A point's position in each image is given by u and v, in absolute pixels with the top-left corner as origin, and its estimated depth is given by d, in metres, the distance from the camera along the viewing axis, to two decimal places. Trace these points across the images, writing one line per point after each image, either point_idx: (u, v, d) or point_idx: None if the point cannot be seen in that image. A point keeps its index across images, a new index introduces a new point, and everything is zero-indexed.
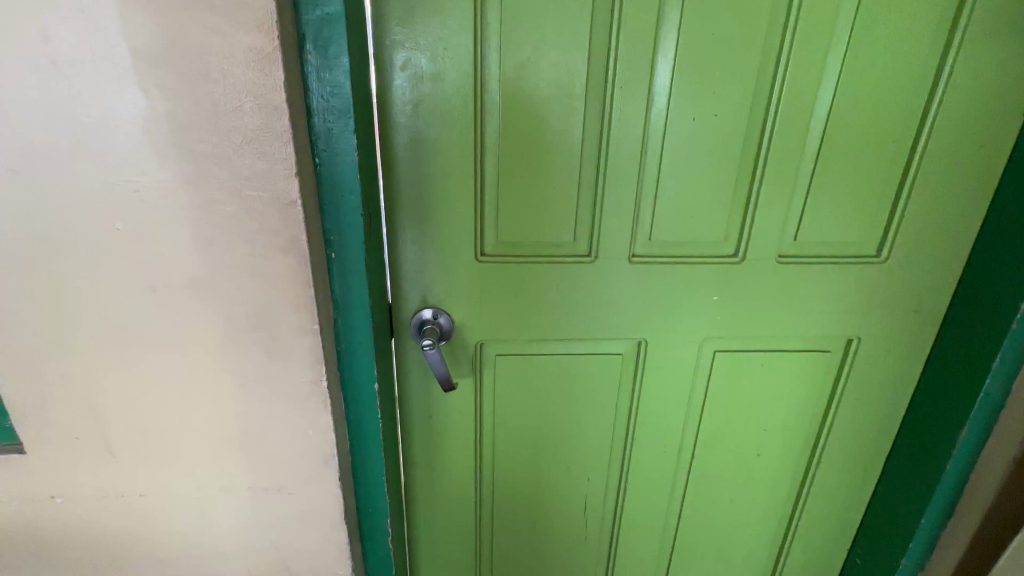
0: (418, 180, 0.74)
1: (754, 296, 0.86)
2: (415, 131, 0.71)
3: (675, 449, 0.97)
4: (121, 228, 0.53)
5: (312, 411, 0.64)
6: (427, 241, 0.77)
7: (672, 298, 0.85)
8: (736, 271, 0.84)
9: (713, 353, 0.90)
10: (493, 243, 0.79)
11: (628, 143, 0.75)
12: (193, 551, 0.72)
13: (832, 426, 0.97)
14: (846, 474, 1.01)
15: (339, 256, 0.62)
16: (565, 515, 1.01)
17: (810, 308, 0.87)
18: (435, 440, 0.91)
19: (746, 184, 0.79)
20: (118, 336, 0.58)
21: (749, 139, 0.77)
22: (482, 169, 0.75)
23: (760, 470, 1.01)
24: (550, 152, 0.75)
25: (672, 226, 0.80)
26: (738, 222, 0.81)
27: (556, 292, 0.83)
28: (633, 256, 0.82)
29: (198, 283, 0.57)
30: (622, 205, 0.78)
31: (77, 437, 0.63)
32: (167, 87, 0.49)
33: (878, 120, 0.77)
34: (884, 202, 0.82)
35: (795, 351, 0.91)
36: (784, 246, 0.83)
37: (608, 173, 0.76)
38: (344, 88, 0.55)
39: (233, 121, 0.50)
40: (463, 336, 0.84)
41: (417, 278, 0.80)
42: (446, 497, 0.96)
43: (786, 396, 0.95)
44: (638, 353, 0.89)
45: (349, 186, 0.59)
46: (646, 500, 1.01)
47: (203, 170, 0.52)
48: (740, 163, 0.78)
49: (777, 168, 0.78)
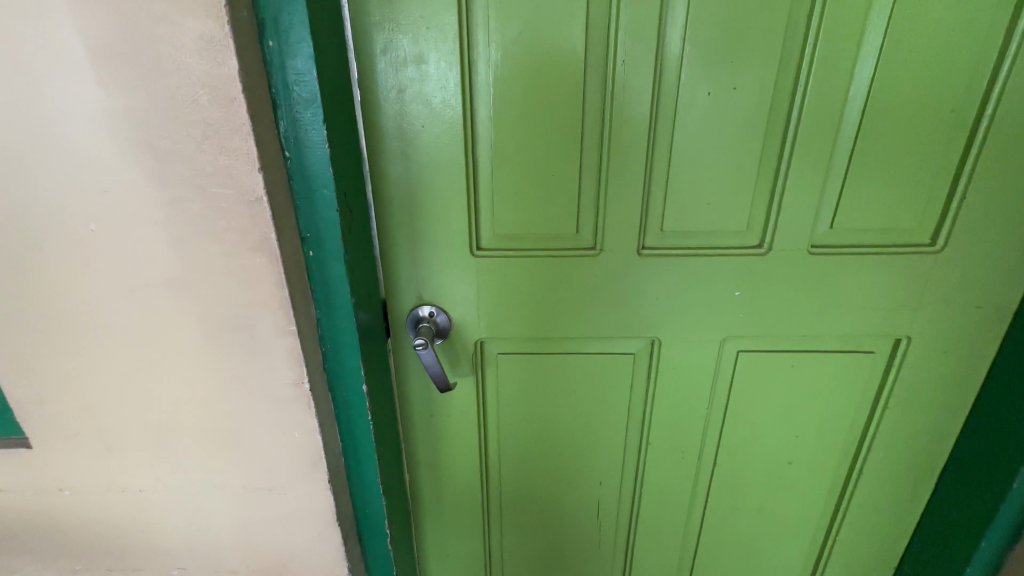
0: (407, 172, 0.70)
1: (783, 292, 0.77)
2: (402, 119, 0.67)
3: (696, 453, 0.90)
4: (95, 229, 0.53)
5: (296, 412, 0.63)
6: (419, 236, 0.73)
7: (689, 295, 0.77)
8: (762, 264, 0.75)
9: (737, 354, 0.82)
10: (490, 236, 0.74)
11: (635, 125, 0.68)
12: (196, 547, 0.73)
13: (876, 435, 0.87)
14: (892, 486, 0.91)
15: (318, 254, 0.59)
16: (578, 521, 0.96)
17: (850, 305, 0.78)
18: (438, 440, 0.88)
19: (772, 166, 0.70)
20: (104, 336, 0.58)
21: (776, 115, 0.68)
22: (475, 157, 0.70)
23: (791, 479, 0.92)
24: (547, 137, 0.69)
25: (687, 215, 0.73)
26: (763, 210, 0.72)
27: (559, 289, 0.77)
28: (643, 249, 0.75)
29: (174, 284, 0.56)
30: (629, 194, 0.71)
31: (76, 434, 0.64)
32: (123, 83, 0.47)
33: (934, 86, 0.66)
34: (941, 182, 0.71)
35: (832, 351, 0.81)
36: (818, 235, 0.74)
37: (611, 159, 0.70)
38: (309, 75, 0.51)
39: (191, 115, 0.48)
40: (461, 334, 0.80)
41: (411, 275, 0.76)
42: (452, 498, 0.93)
43: (821, 400, 0.85)
44: (651, 352, 0.82)
45: (323, 181, 0.56)
46: (664, 507, 0.95)
47: (167, 168, 0.50)
48: (766, 142, 0.69)
49: (810, 146, 0.69)
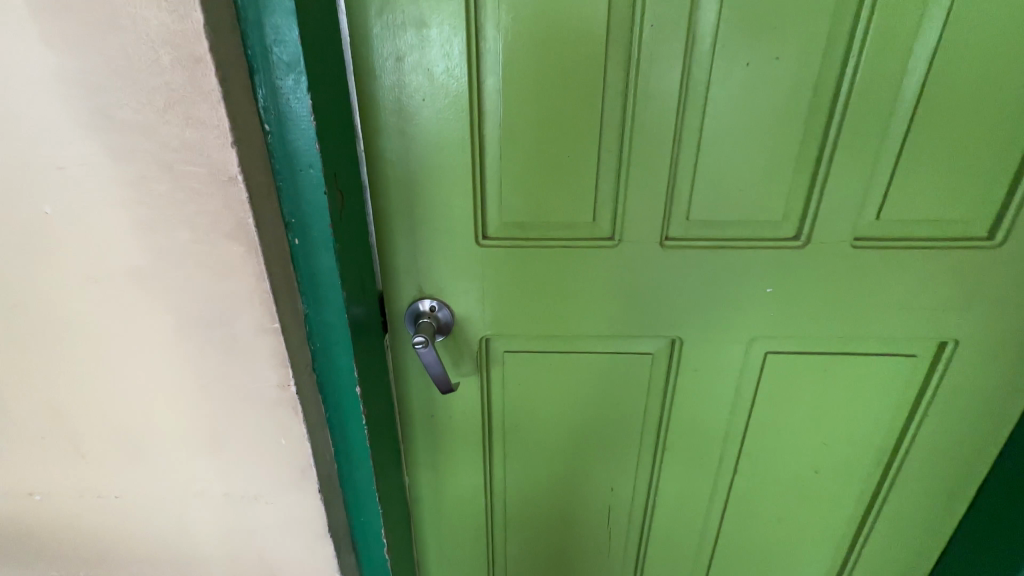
0: (406, 152, 0.63)
1: (820, 288, 0.70)
2: (401, 92, 0.60)
3: (715, 460, 0.84)
4: (49, 211, 0.46)
5: (282, 416, 0.57)
6: (419, 223, 0.67)
7: (715, 291, 0.70)
8: (798, 258, 0.68)
9: (764, 355, 0.75)
10: (497, 224, 0.68)
11: (661, 101, 0.60)
12: (177, 555, 0.68)
13: (912, 444, 0.80)
14: (925, 497, 0.85)
15: (303, 243, 0.52)
16: (587, 528, 0.91)
17: (893, 304, 0.70)
18: (439, 442, 0.83)
19: (815, 149, 0.63)
20: (66, 331, 0.52)
21: (823, 89, 0.60)
22: (481, 135, 0.63)
23: (817, 488, 0.86)
24: (563, 113, 0.61)
25: (716, 203, 0.65)
26: (802, 197, 0.65)
27: (572, 283, 0.70)
28: (666, 240, 0.68)
29: (141, 274, 0.49)
30: (653, 179, 0.64)
31: (43, 436, 0.59)
32: (72, 40, 0.40)
33: (1005, 58, 0.58)
34: (1005, 168, 0.63)
35: (869, 354, 0.74)
36: (862, 227, 0.66)
37: (634, 138, 0.62)
38: (290, 35, 0.44)
39: (152, 79, 0.41)
40: (464, 331, 0.74)
41: (410, 266, 0.70)
42: (454, 503, 0.88)
43: (853, 406, 0.79)
44: (671, 352, 0.76)
45: (309, 159, 0.49)
46: (679, 515, 0.89)
47: (127, 142, 0.44)
48: (809, 119, 0.61)
49: (859, 125, 0.61)
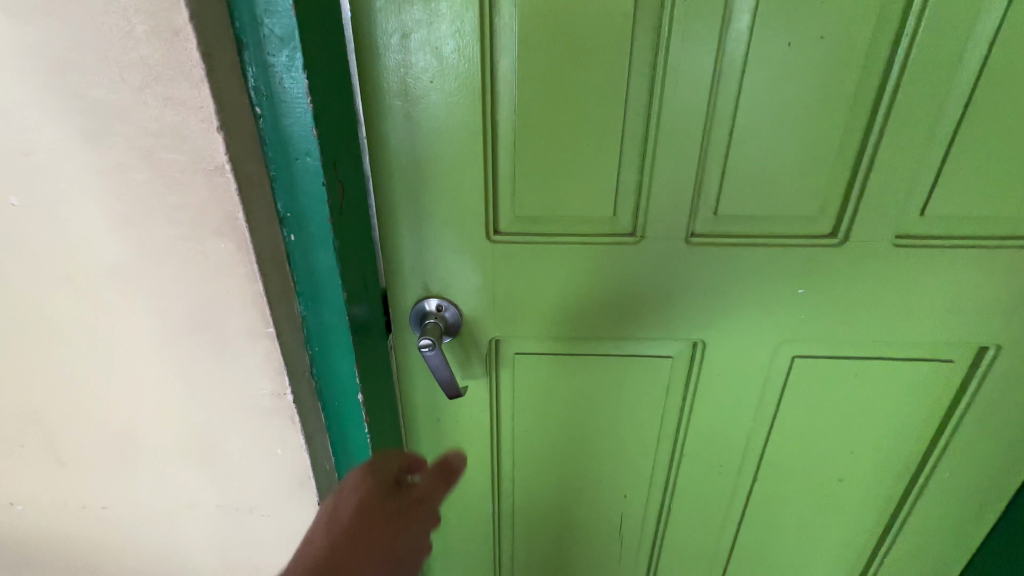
0: (412, 139, 0.58)
1: (854, 290, 0.65)
2: (407, 72, 0.55)
3: (735, 467, 0.80)
4: (17, 203, 0.42)
5: (278, 425, 0.53)
6: (425, 216, 0.62)
7: (742, 291, 0.66)
8: (833, 257, 0.63)
9: (792, 360, 0.71)
10: (510, 218, 0.63)
11: (692, 84, 0.55)
12: (168, 567, 0.64)
13: (944, 453, 0.76)
14: (955, 507, 0.81)
15: (300, 239, 0.48)
16: (598, 536, 0.87)
17: (932, 307, 0.66)
18: (445, 446, 0.79)
19: (858, 138, 0.58)
20: (42, 334, 0.48)
21: (871, 72, 0.55)
22: (494, 121, 0.58)
23: (841, 497, 0.82)
24: (584, 97, 0.56)
25: (748, 197, 0.60)
26: (840, 192, 0.60)
27: (589, 282, 0.66)
28: (691, 236, 0.63)
29: (121, 272, 0.45)
30: (679, 171, 0.59)
31: (22, 444, 0.55)
32: (32, 8, 0.35)
33: None
34: None
35: (903, 359, 0.70)
36: (905, 224, 0.61)
37: (661, 126, 0.57)
38: (282, 3, 0.39)
39: (126, 53, 0.36)
40: (473, 332, 0.69)
41: (415, 263, 0.65)
42: (459, 509, 0.84)
43: (884, 413, 0.74)
44: (692, 356, 0.71)
45: (305, 146, 0.44)
46: (694, 524, 0.85)
47: (101, 125, 0.39)
48: (853, 106, 0.56)
49: (908, 113, 0.56)
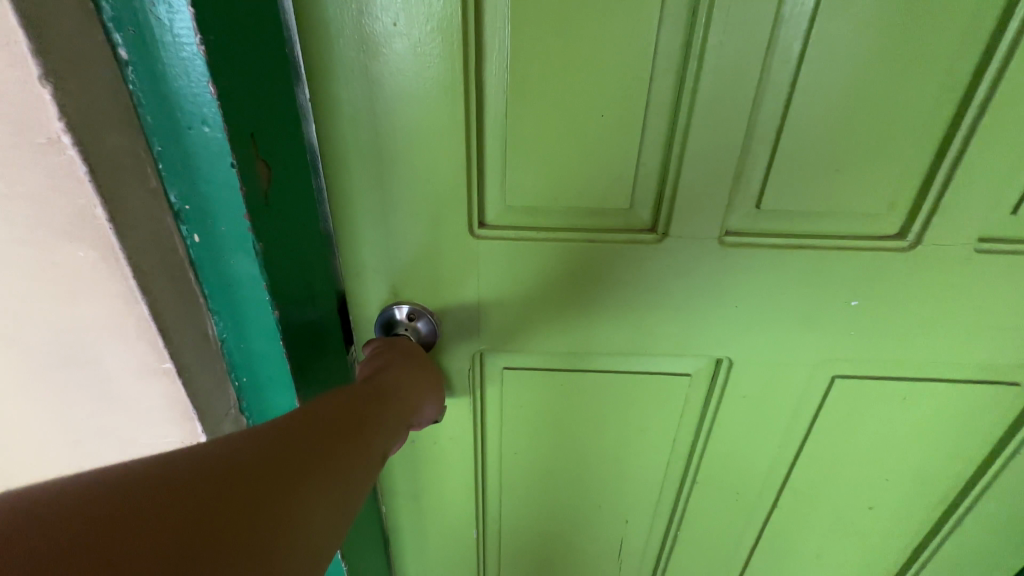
0: (373, 102, 0.44)
1: (917, 302, 0.53)
2: (364, 10, 0.41)
3: (752, 494, 0.70)
4: None
5: None
6: (393, 205, 0.49)
7: (782, 301, 0.54)
8: (897, 263, 0.51)
9: (831, 380, 0.60)
10: (500, 208, 0.50)
11: (745, 39, 0.42)
12: None
13: (991, 483, 0.67)
14: (991, 535, 0.73)
15: (208, 240, 0.35)
16: (594, 561, 0.78)
17: (1007, 324, 0.55)
18: (421, 470, 0.67)
19: (949, 114, 0.45)
20: None
21: (980, 24, 0.41)
22: (481, 80, 0.44)
23: (870, 526, 0.72)
24: (602, 51, 0.42)
25: (801, 187, 0.48)
26: (915, 183, 0.48)
27: (596, 288, 0.53)
28: (726, 235, 0.50)
29: None
30: (719, 153, 0.46)
31: None
32: None
33: None
34: None
35: (963, 381, 0.59)
36: (989, 225, 0.50)
37: (698, 91, 0.44)
38: None
39: None
40: (452, 345, 0.57)
41: (381, 262, 0.52)
42: (439, 534, 0.74)
43: (931, 439, 0.64)
44: (714, 373, 0.60)
45: (199, 110, 0.31)
46: (702, 551, 0.76)
47: None
48: (951, 70, 0.43)
49: (1019, 84, 0.43)
